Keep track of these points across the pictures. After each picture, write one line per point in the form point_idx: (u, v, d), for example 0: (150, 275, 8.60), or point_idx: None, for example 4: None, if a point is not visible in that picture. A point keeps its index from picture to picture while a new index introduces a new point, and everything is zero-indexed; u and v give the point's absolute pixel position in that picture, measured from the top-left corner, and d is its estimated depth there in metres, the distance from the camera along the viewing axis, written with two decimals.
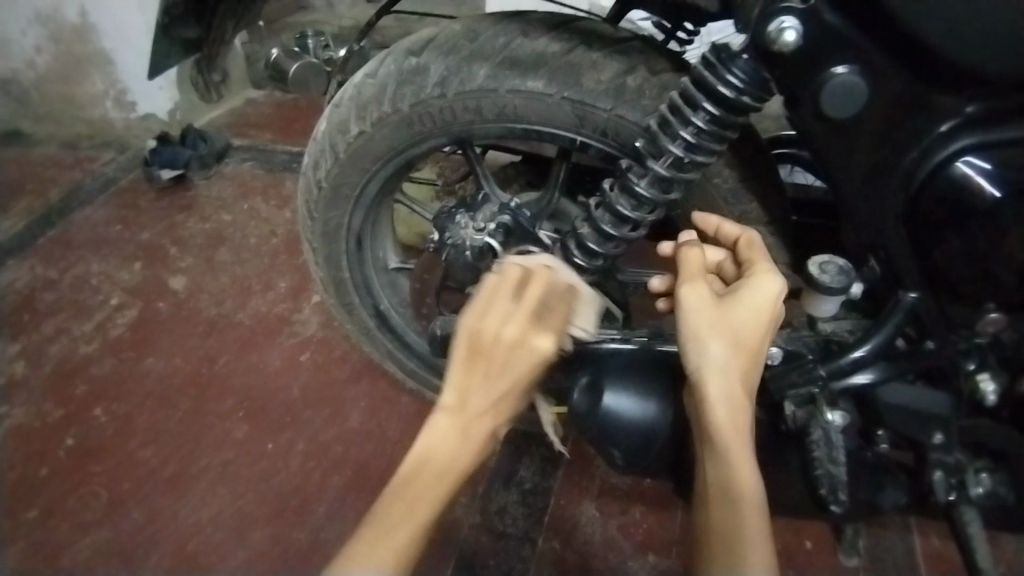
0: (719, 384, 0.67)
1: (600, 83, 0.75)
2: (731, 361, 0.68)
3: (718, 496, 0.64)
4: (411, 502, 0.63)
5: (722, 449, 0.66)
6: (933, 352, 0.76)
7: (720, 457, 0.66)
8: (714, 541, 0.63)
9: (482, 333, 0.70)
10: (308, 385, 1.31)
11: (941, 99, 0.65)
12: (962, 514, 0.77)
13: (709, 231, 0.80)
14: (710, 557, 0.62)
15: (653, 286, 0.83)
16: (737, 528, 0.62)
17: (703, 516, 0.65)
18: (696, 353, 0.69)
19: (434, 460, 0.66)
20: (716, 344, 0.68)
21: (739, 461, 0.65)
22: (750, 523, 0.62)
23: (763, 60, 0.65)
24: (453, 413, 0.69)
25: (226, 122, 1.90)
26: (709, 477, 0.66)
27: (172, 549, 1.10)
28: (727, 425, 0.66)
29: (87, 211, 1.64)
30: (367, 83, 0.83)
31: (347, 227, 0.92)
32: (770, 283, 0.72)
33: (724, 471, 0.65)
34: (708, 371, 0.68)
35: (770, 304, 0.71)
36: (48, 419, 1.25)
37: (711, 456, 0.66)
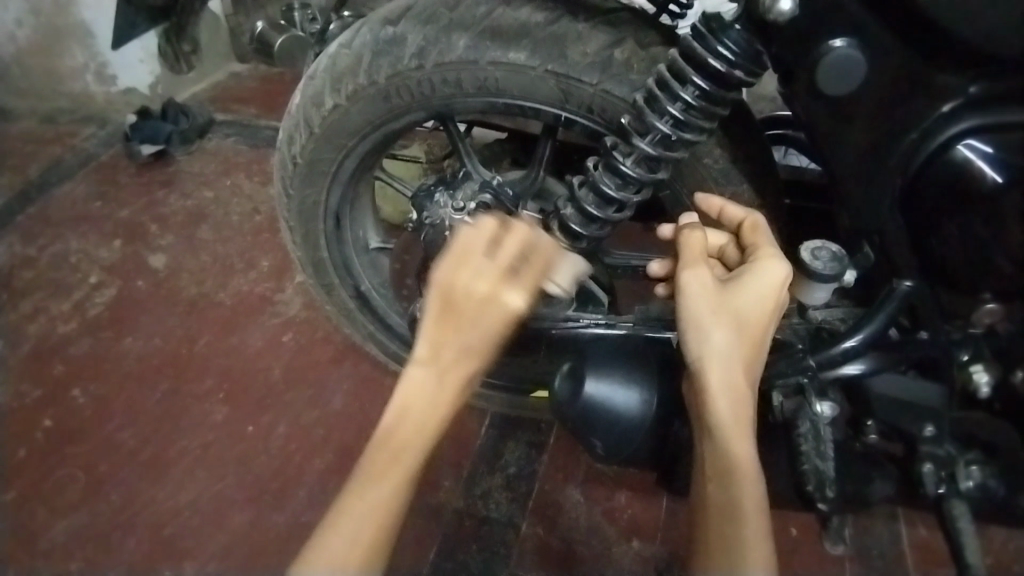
0: (720, 370, 0.66)
1: (586, 56, 0.72)
2: (733, 348, 0.67)
3: (716, 483, 0.64)
4: (396, 451, 0.66)
5: (721, 441, 0.65)
6: (927, 343, 0.74)
7: (718, 446, 0.65)
8: (714, 530, 0.62)
9: (453, 287, 0.68)
10: (289, 367, 1.28)
11: (940, 78, 0.62)
12: (950, 508, 0.74)
13: (712, 214, 0.77)
14: (709, 545, 0.62)
15: (652, 270, 0.82)
16: (735, 518, 0.62)
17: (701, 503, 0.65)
18: (696, 339, 0.67)
19: (413, 408, 0.68)
20: (717, 330, 0.66)
21: (739, 449, 0.64)
22: (751, 519, 0.61)
23: (756, 31, 0.63)
24: (426, 364, 0.69)
25: (210, 96, 1.85)
26: (707, 463, 0.66)
27: (150, 532, 1.08)
28: (726, 412, 0.65)
29: (67, 187, 1.60)
30: (342, 53, 0.79)
31: (324, 205, 0.89)
32: (774, 266, 0.69)
33: (722, 458, 0.64)
34: (709, 361, 0.66)
35: (774, 289, 0.69)
36: (25, 399, 1.22)
37: (709, 442, 0.66)
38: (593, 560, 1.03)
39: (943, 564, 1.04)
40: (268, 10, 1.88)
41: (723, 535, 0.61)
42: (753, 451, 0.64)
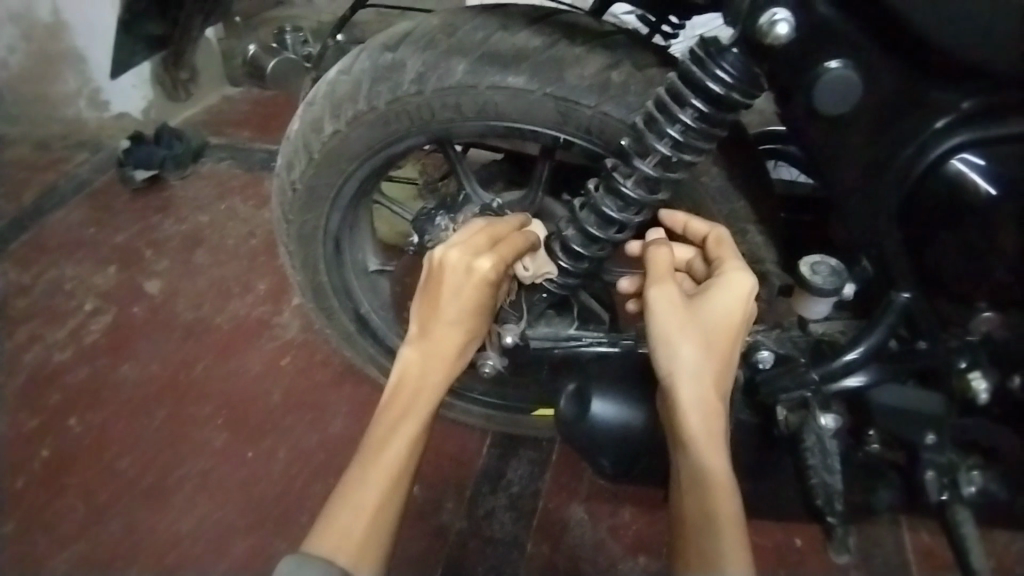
0: (691, 384, 0.67)
1: (583, 79, 0.73)
2: (703, 361, 0.67)
3: (689, 496, 0.64)
4: (394, 423, 0.68)
5: (692, 451, 0.65)
6: (926, 352, 0.75)
7: (692, 458, 0.65)
8: (690, 541, 0.62)
9: (432, 260, 0.72)
10: (290, 391, 1.28)
11: (935, 94, 0.63)
12: (955, 515, 0.75)
13: (678, 229, 0.78)
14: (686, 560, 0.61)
15: (623, 287, 0.82)
16: (712, 528, 0.61)
17: (679, 518, 0.64)
18: (665, 355, 0.68)
19: (407, 385, 0.70)
20: (683, 343, 0.67)
21: (710, 460, 0.64)
22: (725, 524, 0.61)
23: (753, 54, 0.63)
24: (417, 342, 0.72)
25: (203, 120, 1.85)
26: (682, 479, 0.65)
27: (152, 562, 1.07)
28: (698, 425, 0.66)
29: (60, 214, 1.60)
30: (341, 80, 0.80)
31: (324, 229, 0.89)
32: (740, 277, 0.70)
33: (694, 472, 0.64)
34: (679, 374, 0.67)
35: (740, 298, 0.69)
36: (21, 429, 1.21)
37: (684, 457, 0.66)
38: None
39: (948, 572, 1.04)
40: (259, 34, 1.89)
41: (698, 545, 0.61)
42: (728, 463, 0.64)
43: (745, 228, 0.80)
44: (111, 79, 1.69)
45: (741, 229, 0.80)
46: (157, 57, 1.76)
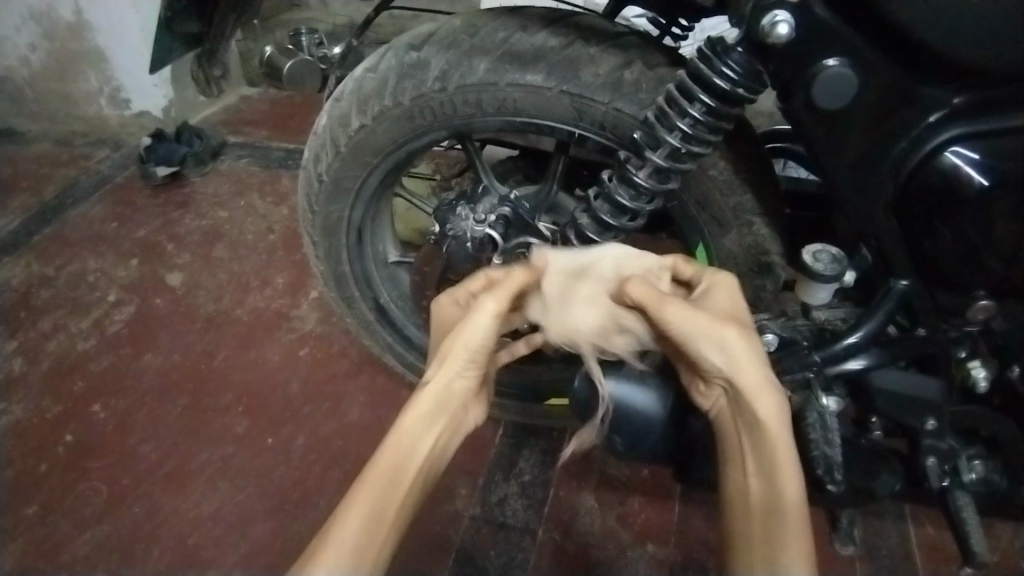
0: (765, 391, 0.67)
1: (598, 77, 0.77)
2: (751, 346, 0.68)
3: (764, 529, 0.65)
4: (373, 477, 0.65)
5: (766, 438, 0.67)
6: (924, 339, 0.78)
7: (764, 446, 0.67)
8: (756, 547, 0.64)
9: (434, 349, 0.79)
10: (307, 381, 1.32)
11: (928, 91, 0.66)
12: (956, 498, 0.83)
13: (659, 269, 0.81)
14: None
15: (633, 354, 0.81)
16: (779, 514, 0.64)
17: (751, 543, 0.65)
18: (723, 358, 0.68)
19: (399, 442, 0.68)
20: (738, 339, 0.67)
21: (787, 471, 0.65)
22: (792, 511, 0.64)
23: (758, 53, 0.68)
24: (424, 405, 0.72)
25: (221, 119, 1.89)
26: (755, 497, 0.67)
27: (173, 543, 1.11)
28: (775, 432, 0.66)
29: (83, 208, 1.64)
30: (368, 77, 0.84)
31: (347, 220, 0.93)
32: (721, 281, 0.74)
33: (774, 496, 0.65)
34: (738, 365, 0.68)
35: (734, 293, 0.74)
36: (47, 414, 1.26)
37: (762, 475, 0.67)
38: (609, 564, 1.06)
39: (951, 563, 1.07)
40: (276, 36, 1.93)
41: (768, 537, 0.64)
42: (802, 474, 0.65)
43: (751, 221, 0.84)
44: (147, 73, 1.71)
45: (746, 221, 0.84)
46: (191, 54, 1.81)
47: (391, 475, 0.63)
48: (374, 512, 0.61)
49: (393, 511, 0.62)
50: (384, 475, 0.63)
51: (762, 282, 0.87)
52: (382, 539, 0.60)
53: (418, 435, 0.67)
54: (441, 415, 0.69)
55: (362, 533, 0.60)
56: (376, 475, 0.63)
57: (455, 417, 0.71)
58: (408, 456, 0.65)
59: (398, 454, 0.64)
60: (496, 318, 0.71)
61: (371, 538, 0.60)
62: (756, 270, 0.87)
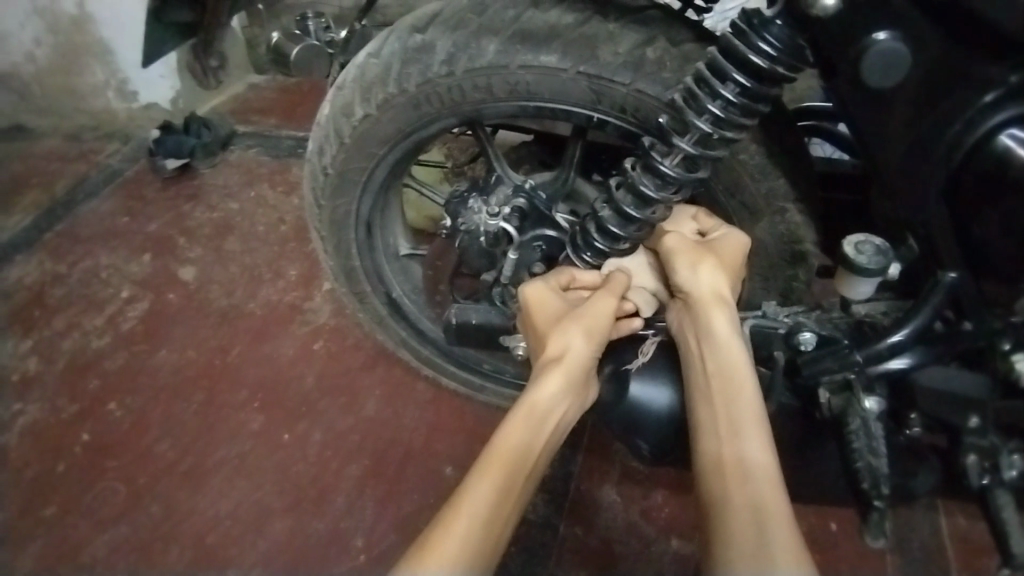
0: (714, 309, 0.73)
1: (617, 56, 0.72)
2: (718, 279, 0.74)
3: (734, 477, 0.63)
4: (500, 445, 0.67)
5: (730, 373, 0.70)
6: (971, 333, 0.74)
7: (730, 383, 0.69)
8: (732, 502, 0.61)
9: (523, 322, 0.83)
10: (322, 374, 1.29)
11: (981, 67, 0.61)
12: (994, 498, 0.71)
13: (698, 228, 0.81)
14: (733, 535, 0.58)
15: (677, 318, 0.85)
16: (745, 466, 0.64)
17: (719, 498, 0.62)
18: (694, 278, 0.74)
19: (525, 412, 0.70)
20: (710, 262, 0.74)
21: (750, 406, 0.68)
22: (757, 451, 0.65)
23: (798, 25, 0.62)
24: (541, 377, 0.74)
25: (230, 108, 1.86)
26: (726, 446, 0.66)
27: (192, 541, 1.09)
28: (733, 373, 0.70)
29: (93, 203, 1.61)
30: (371, 63, 0.79)
31: (355, 213, 0.90)
32: (733, 240, 0.77)
33: (741, 445, 0.65)
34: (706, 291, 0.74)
35: (740, 250, 0.77)
36: (64, 414, 1.24)
37: (727, 423, 0.67)
38: (632, 559, 1.03)
39: (986, 555, 1.02)
40: (284, 20, 1.88)
41: (737, 488, 0.62)
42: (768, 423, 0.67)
43: (785, 206, 0.79)
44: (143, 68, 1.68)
45: (779, 208, 0.79)
46: (187, 45, 1.75)
47: (521, 451, 0.66)
48: (502, 486, 0.63)
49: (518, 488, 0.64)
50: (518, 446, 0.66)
51: (795, 271, 0.83)
52: (505, 509, 0.62)
53: (549, 413, 0.70)
54: (570, 396, 0.72)
55: (490, 507, 0.61)
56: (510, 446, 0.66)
57: (581, 396, 0.74)
58: (536, 435, 0.68)
59: (526, 429, 0.68)
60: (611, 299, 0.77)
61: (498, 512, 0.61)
62: (789, 261, 0.83)
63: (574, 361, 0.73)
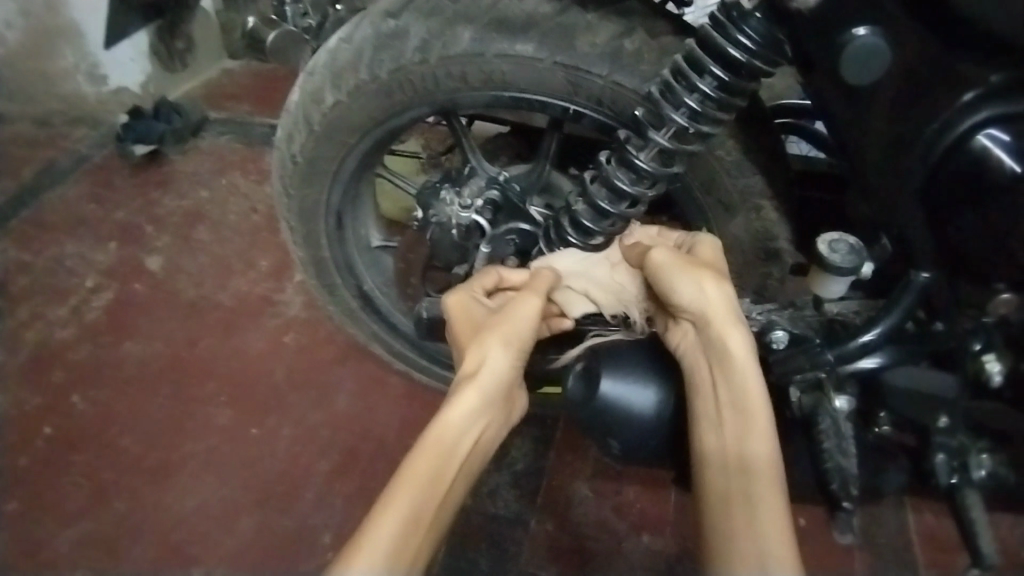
0: (729, 324, 0.69)
1: (595, 46, 0.71)
2: (723, 290, 0.70)
3: (739, 479, 0.64)
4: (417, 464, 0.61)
5: (737, 376, 0.68)
6: (943, 334, 0.74)
7: (736, 385, 0.68)
8: (735, 506, 0.62)
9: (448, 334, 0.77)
10: (293, 367, 1.27)
11: (961, 65, 0.61)
12: (964, 497, 0.72)
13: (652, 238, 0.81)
14: (737, 541, 0.60)
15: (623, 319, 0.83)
16: (751, 468, 0.64)
17: (724, 499, 0.64)
18: (696, 291, 0.71)
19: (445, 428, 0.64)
20: (715, 279, 0.70)
21: (759, 410, 0.66)
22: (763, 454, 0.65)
23: (778, 20, 0.62)
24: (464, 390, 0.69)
25: (203, 94, 1.82)
26: (732, 447, 0.66)
27: (156, 538, 1.07)
28: (740, 375, 0.68)
29: (60, 190, 1.57)
30: (342, 48, 0.77)
31: (326, 203, 0.88)
32: (707, 245, 0.76)
33: (744, 447, 0.66)
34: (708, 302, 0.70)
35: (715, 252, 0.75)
36: (25, 407, 1.21)
37: (733, 422, 0.67)
38: (604, 556, 1.02)
39: (952, 551, 1.03)
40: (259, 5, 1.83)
41: (740, 491, 0.63)
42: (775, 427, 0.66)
43: (761, 204, 0.79)
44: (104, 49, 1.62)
45: (755, 205, 0.79)
46: (152, 27, 1.72)
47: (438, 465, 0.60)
48: (416, 508, 0.56)
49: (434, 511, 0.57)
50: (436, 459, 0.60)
51: (769, 269, 0.83)
52: (421, 531, 0.56)
53: (466, 427, 0.63)
54: (489, 411, 0.66)
55: (401, 531, 0.55)
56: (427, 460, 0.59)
57: (501, 412, 0.69)
58: (453, 451, 0.62)
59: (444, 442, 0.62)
60: (534, 308, 0.74)
61: (409, 537, 0.55)
62: (764, 257, 0.82)
63: (491, 372, 0.68)
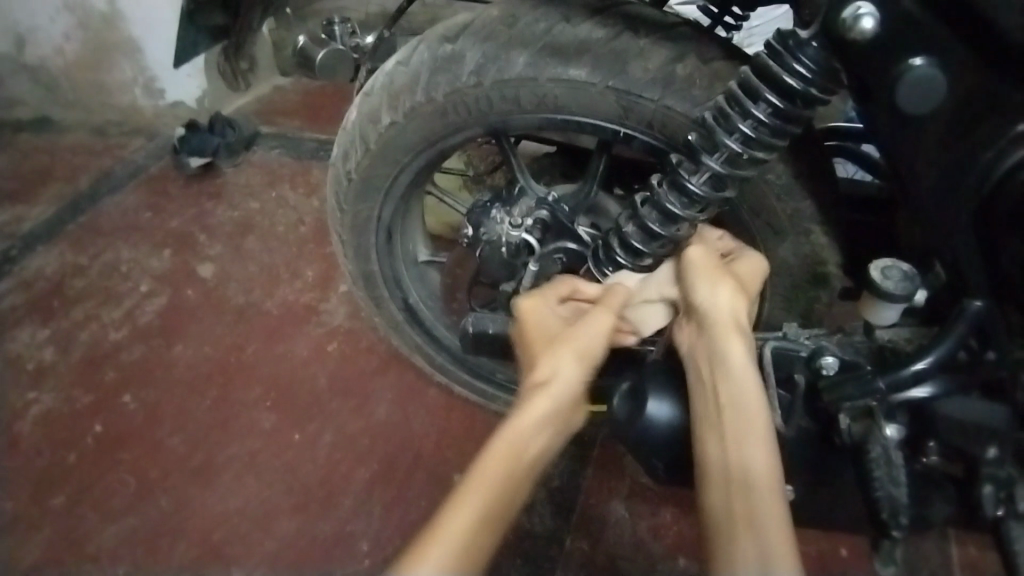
0: (728, 330, 0.70)
1: (648, 72, 0.72)
2: (733, 298, 0.72)
3: (739, 487, 0.61)
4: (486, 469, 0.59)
5: (734, 381, 0.68)
6: (995, 364, 0.73)
7: (735, 389, 0.67)
8: (732, 503, 0.60)
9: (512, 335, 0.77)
10: (335, 376, 1.29)
11: (1020, 95, 0.60)
12: (1009, 530, 0.74)
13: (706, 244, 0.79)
14: (732, 541, 0.57)
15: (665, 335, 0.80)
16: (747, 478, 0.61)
17: (723, 508, 0.60)
18: (712, 303, 0.71)
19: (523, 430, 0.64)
20: (729, 289, 0.72)
21: (757, 415, 0.65)
22: (757, 454, 0.63)
23: (833, 49, 0.62)
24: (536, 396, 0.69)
25: (255, 110, 1.86)
26: (731, 452, 0.64)
27: (199, 538, 1.09)
28: (741, 387, 0.67)
29: (115, 197, 1.63)
30: (400, 71, 0.80)
31: (376, 218, 0.90)
32: (752, 263, 0.76)
33: (742, 453, 0.63)
34: (716, 308, 0.71)
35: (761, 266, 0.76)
36: (77, 405, 1.25)
37: (736, 433, 0.65)
38: None
39: None
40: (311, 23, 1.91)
41: (735, 495, 0.60)
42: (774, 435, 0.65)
43: (809, 228, 0.79)
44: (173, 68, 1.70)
45: (804, 229, 0.79)
46: (219, 46, 1.78)
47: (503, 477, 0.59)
48: (482, 515, 0.56)
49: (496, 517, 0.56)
50: (504, 472, 0.59)
51: (815, 292, 0.83)
52: (484, 540, 0.55)
53: (536, 438, 0.63)
54: (558, 423, 0.65)
55: (471, 531, 0.55)
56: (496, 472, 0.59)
57: (567, 430, 0.66)
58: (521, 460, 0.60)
59: (513, 444, 0.61)
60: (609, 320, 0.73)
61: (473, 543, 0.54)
62: (811, 282, 0.82)
63: (563, 383, 0.67)
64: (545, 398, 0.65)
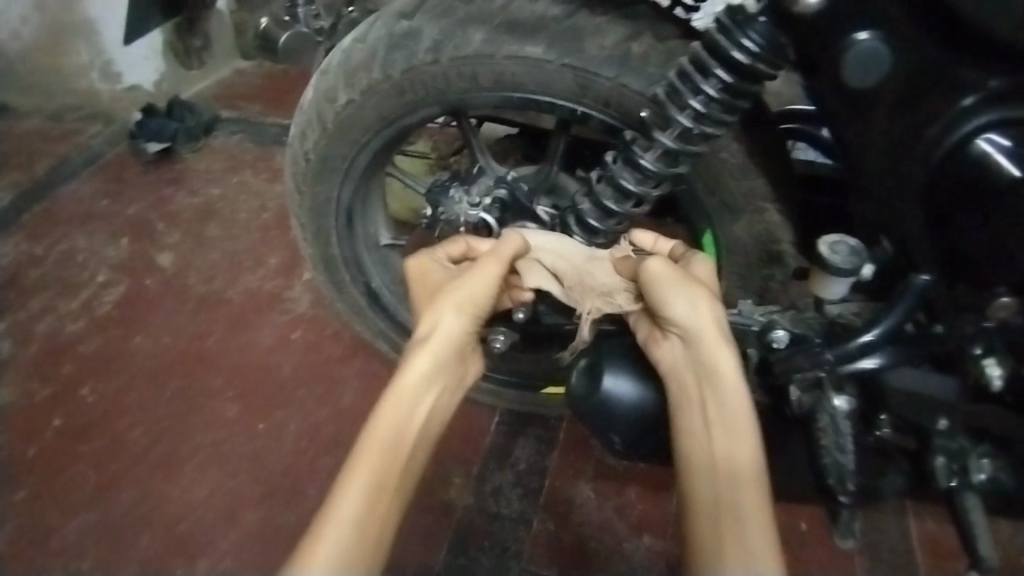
0: (714, 343, 0.71)
1: (603, 49, 0.72)
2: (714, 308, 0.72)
3: (727, 487, 0.67)
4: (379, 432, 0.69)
5: (716, 382, 0.71)
6: (943, 336, 0.74)
7: (719, 391, 0.71)
8: (722, 503, 0.66)
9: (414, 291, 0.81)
10: (300, 363, 1.28)
11: (963, 71, 0.62)
12: (963, 500, 0.77)
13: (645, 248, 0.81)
14: (723, 540, 0.64)
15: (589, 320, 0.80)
16: (734, 478, 0.67)
17: (713, 505, 0.67)
18: (694, 313, 0.71)
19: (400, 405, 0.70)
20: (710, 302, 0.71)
21: (743, 418, 0.70)
22: (746, 457, 0.69)
23: (781, 23, 0.63)
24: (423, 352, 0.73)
25: (215, 94, 1.84)
26: (720, 452, 0.69)
27: (162, 530, 1.08)
28: (724, 388, 0.71)
29: (71, 185, 1.59)
30: (356, 48, 0.79)
31: (336, 201, 0.89)
32: (704, 267, 0.76)
33: (728, 454, 0.69)
34: (700, 324, 0.71)
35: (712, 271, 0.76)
36: (33, 399, 1.22)
37: (721, 428, 0.70)
38: (604, 556, 1.03)
39: (954, 558, 1.04)
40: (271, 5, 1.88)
41: (723, 498, 0.67)
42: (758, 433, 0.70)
43: (763, 205, 0.80)
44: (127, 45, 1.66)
45: (759, 207, 0.80)
46: (172, 24, 1.74)
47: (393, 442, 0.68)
48: (372, 493, 0.65)
49: (388, 485, 0.67)
50: (381, 466, 0.66)
51: (771, 271, 0.84)
52: (381, 510, 0.65)
53: (425, 396, 0.72)
54: (445, 375, 0.75)
55: (361, 514, 0.64)
56: (377, 448, 0.67)
57: (451, 372, 0.75)
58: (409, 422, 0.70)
59: (393, 428, 0.69)
60: (495, 275, 0.75)
61: (369, 514, 0.64)
62: (766, 259, 0.83)
63: (443, 337, 0.73)
64: (425, 357, 0.72)
